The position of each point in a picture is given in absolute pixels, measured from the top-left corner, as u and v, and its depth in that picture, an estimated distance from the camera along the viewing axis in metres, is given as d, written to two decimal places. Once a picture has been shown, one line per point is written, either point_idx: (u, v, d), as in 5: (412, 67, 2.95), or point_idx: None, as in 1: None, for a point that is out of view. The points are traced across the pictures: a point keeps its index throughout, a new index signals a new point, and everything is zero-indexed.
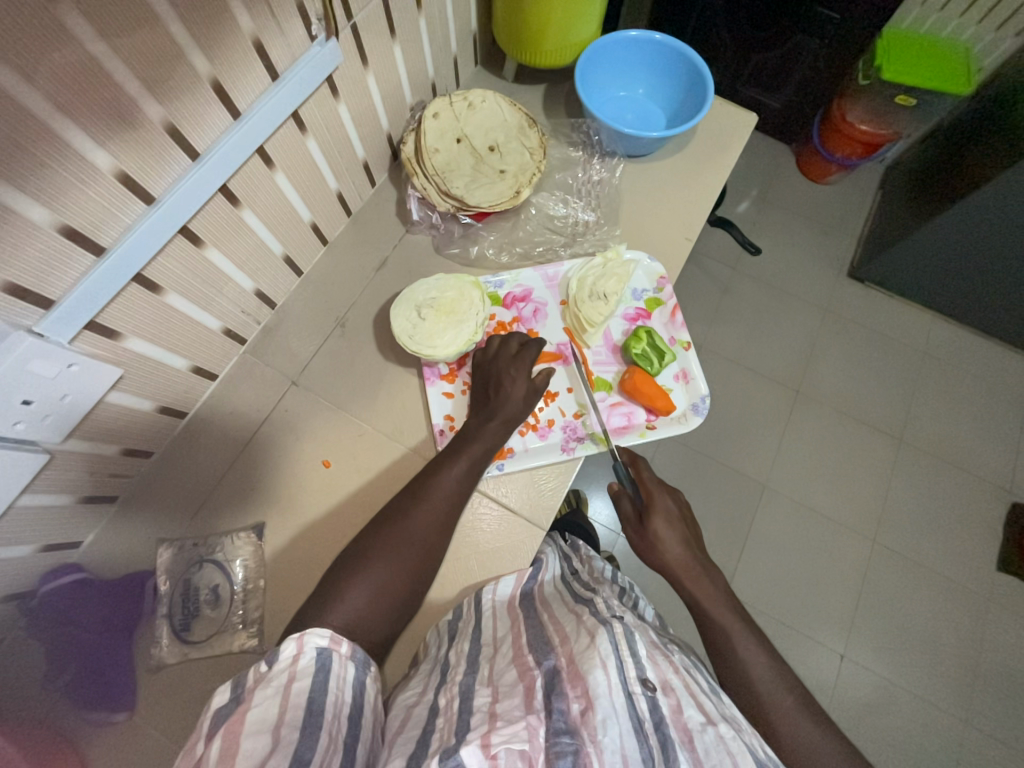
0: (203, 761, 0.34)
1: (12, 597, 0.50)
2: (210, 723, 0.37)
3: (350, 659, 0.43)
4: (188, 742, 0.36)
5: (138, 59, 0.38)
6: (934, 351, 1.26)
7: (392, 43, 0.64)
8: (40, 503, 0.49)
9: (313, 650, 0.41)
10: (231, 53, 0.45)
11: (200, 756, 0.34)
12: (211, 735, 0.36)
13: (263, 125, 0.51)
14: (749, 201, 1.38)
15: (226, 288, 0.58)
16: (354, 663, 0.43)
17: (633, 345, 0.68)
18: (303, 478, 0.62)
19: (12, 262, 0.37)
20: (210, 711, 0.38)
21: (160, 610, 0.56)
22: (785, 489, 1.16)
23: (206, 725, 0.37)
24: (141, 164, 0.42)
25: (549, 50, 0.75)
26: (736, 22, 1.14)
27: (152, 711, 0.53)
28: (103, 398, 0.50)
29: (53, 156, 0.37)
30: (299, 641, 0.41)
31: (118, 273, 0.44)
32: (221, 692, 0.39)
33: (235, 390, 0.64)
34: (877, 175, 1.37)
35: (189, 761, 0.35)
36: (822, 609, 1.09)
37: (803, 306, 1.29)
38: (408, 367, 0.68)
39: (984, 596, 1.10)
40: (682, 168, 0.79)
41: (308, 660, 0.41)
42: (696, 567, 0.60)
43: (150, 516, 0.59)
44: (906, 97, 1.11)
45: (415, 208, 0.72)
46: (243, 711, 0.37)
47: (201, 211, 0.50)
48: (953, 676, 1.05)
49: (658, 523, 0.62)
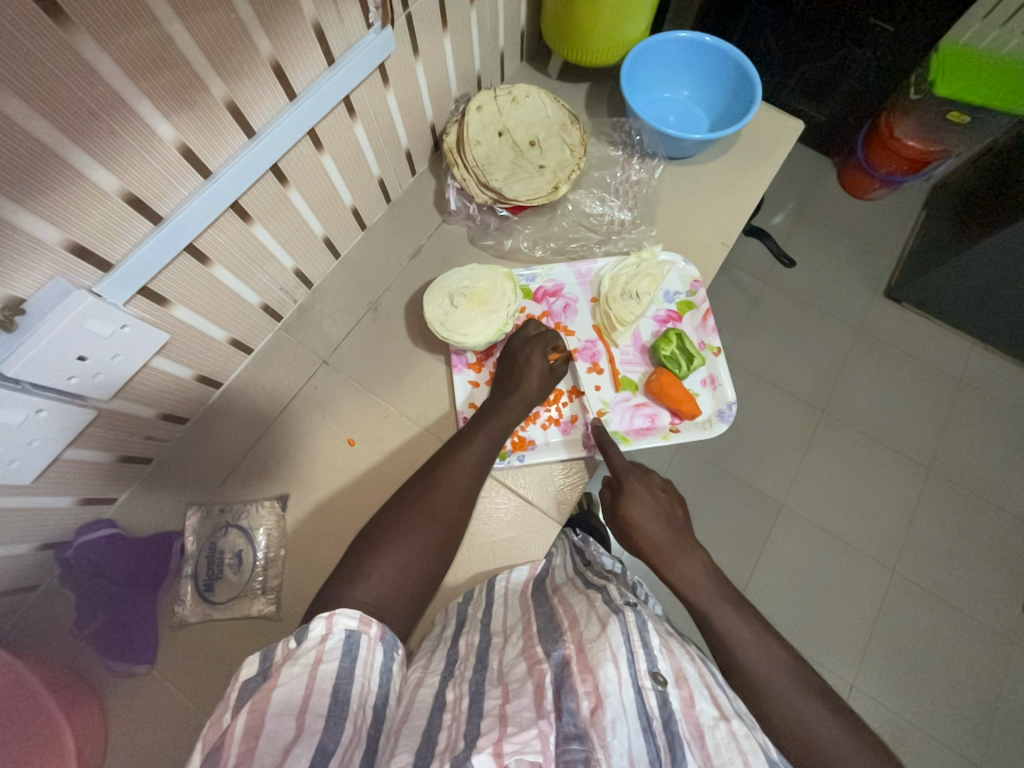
0: (227, 733, 0.35)
1: (47, 546, 0.53)
2: (236, 695, 0.38)
3: (378, 643, 0.43)
4: (215, 710, 0.38)
5: (208, 38, 0.40)
6: (972, 378, 1.22)
7: (442, 35, 0.65)
8: (82, 458, 0.52)
9: (342, 631, 0.42)
10: (291, 36, 0.47)
11: (226, 728, 0.36)
12: (239, 706, 0.37)
13: (318, 108, 0.52)
14: (785, 213, 1.35)
15: (270, 265, 0.60)
16: (382, 646, 0.43)
17: (662, 347, 0.67)
18: (327, 455, 0.63)
19: (78, 223, 0.39)
20: (238, 681, 0.39)
21: (186, 570, 0.58)
22: (803, 509, 1.13)
23: (234, 694, 0.39)
24: (200, 137, 0.44)
25: (597, 48, 0.75)
26: (786, 30, 1.12)
27: (171, 666, 0.55)
28: (150, 363, 0.52)
29: (123, 125, 0.38)
30: (328, 621, 0.42)
31: (173, 241, 0.46)
32: (250, 664, 0.40)
33: (268, 364, 0.66)
34: (922, 193, 1.33)
35: (214, 730, 0.36)
36: (835, 633, 1.06)
37: (835, 323, 1.26)
38: (436, 354, 0.69)
39: (1009, 637, 1.05)
40: (724, 173, 0.78)
41: (335, 643, 0.41)
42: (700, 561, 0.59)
43: (179, 482, 0.61)
44: (960, 115, 1.06)
45: (453, 198, 0.73)
46: (270, 686, 0.38)
47: (252, 188, 0.51)
48: (970, 716, 1.01)
49: (638, 508, 0.60)
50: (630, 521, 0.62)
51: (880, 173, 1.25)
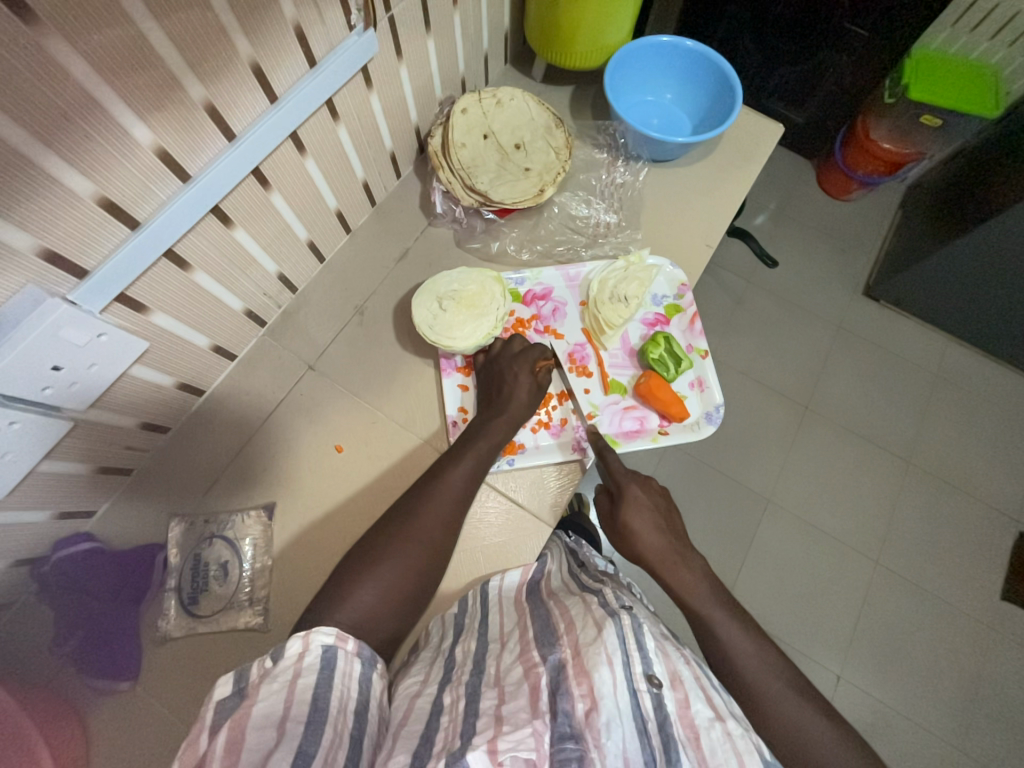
0: (207, 755, 0.34)
1: (21, 563, 0.51)
2: (212, 714, 0.37)
3: (355, 656, 0.42)
4: (190, 734, 0.37)
5: (184, 39, 0.39)
6: (948, 373, 1.25)
7: (426, 37, 0.64)
8: (58, 470, 0.50)
9: (318, 647, 0.41)
10: (271, 37, 0.46)
11: (205, 750, 0.34)
12: (216, 729, 0.36)
13: (298, 112, 0.52)
14: (767, 213, 1.38)
15: (252, 270, 0.59)
16: (361, 660, 0.43)
17: (650, 350, 0.68)
18: (313, 462, 0.62)
19: (51, 229, 0.38)
20: (212, 702, 0.38)
21: (169, 583, 0.56)
22: (789, 505, 1.15)
23: (209, 715, 0.38)
24: (179, 140, 0.43)
25: (580, 51, 0.76)
26: (764, 35, 1.14)
27: (155, 682, 0.53)
28: (128, 371, 0.50)
29: (97, 129, 0.37)
30: (305, 639, 0.41)
31: (151, 247, 0.45)
32: (223, 685, 0.39)
33: (253, 371, 0.65)
34: (898, 194, 1.37)
35: (191, 752, 0.35)
36: (822, 626, 1.08)
37: (816, 321, 1.29)
38: (425, 359, 0.68)
39: (987, 624, 1.09)
40: (707, 176, 0.79)
41: (313, 659, 0.40)
42: (692, 566, 0.59)
43: (161, 494, 0.60)
44: (931, 116, 1.12)
45: (439, 201, 0.73)
46: (249, 704, 0.37)
47: (233, 192, 0.50)
48: (952, 703, 1.04)
49: (628, 513, 0.62)
50: (622, 525, 0.62)
51: (857, 173, 1.28)
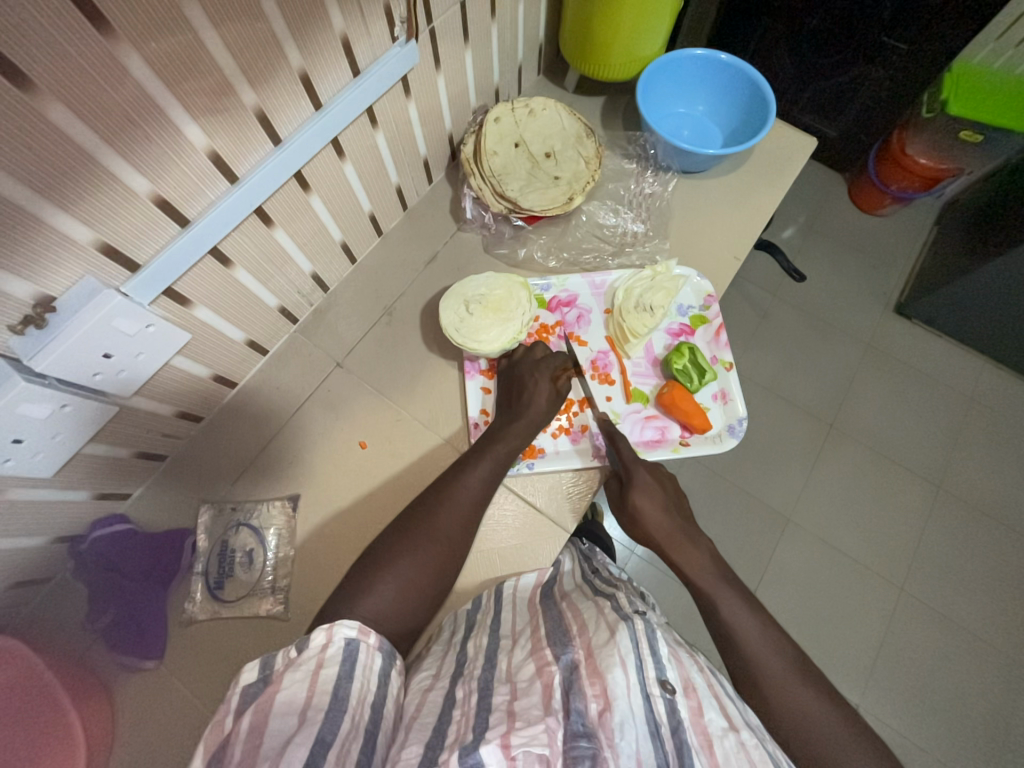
0: (232, 736, 0.35)
1: (62, 539, 0.54)
2: (238, 699, 0.38)
3: (376, 650, 0.43)
4: (216, 715, 0.37)
5: (240, 48, 0.41)
6: (983, 397, 1.21)
7: (464, 48, 0.66)
8: (101, 453, 0.53)
9: (341, 640, 0.42)
10: (320, 48, 0.48)
11: (230, 732, 0.36)
12: (242, 711, 0.37)
13: (341, 118, 0.54)
14: (796, 227, 1.36)
15: (288, 268, 0.61)
16: (381, 653, 0.44)
17: (674, 360, 0.68)
18: (337, 457, 0.64)
19: (110, 224, 0.40)
20: (238, 686, 0.39)
21: (197, 567, 0.58)
22: (810, 524, 1.12)
23: (234, 700, 0.38)
24: (229, 143, 0.46)
25: (614, 63, 0.76)
26: (799, 48, 1.13)
27: (177, 662, 0.55)
28: (170, 361, 0.53)
29: (157, 132, 0.40)
30: (328, 631, 0.42)
31: (198, 244, 0.47)
32: (250, 669, 0.40)
33: (284, 366, 0.67)
34: (934, 210, 1.33)
35: (216, 734, 0.36)
36: (841, 651, 1.04)
37: (845, 337, 1.26)
38: (449, 360, 0.70)
39: (1020, 662, 1.03)
40: (737, 188, 0.79)
41: (336, 650, 0.41)
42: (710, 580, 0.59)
43: (192, 481, 0.62)
44: (971, 133, 1.08)
45: (468, 207, 0.75)
46: (273, 691, 0.38)
47: (275, 194, 0.53)
48: (980, 742, 0.99)
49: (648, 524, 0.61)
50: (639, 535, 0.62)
51: (892, 189, 1.25)
